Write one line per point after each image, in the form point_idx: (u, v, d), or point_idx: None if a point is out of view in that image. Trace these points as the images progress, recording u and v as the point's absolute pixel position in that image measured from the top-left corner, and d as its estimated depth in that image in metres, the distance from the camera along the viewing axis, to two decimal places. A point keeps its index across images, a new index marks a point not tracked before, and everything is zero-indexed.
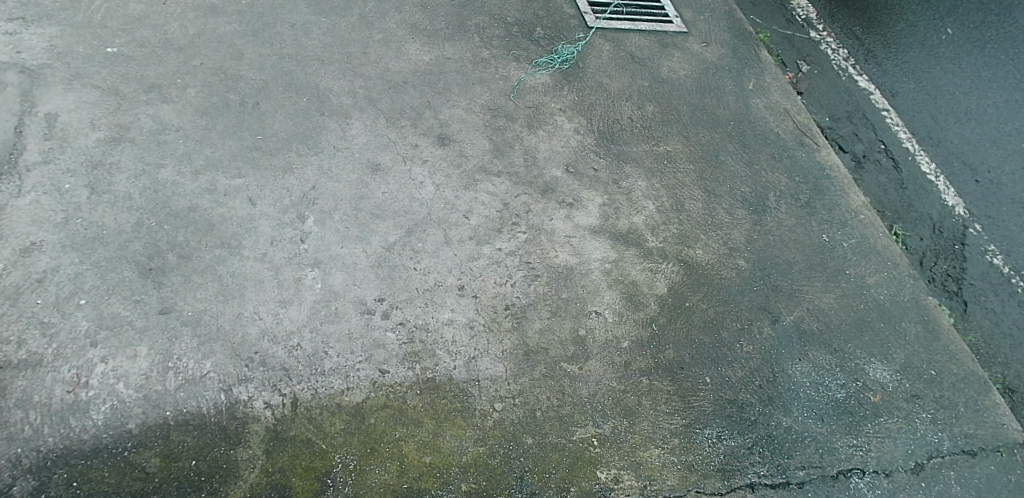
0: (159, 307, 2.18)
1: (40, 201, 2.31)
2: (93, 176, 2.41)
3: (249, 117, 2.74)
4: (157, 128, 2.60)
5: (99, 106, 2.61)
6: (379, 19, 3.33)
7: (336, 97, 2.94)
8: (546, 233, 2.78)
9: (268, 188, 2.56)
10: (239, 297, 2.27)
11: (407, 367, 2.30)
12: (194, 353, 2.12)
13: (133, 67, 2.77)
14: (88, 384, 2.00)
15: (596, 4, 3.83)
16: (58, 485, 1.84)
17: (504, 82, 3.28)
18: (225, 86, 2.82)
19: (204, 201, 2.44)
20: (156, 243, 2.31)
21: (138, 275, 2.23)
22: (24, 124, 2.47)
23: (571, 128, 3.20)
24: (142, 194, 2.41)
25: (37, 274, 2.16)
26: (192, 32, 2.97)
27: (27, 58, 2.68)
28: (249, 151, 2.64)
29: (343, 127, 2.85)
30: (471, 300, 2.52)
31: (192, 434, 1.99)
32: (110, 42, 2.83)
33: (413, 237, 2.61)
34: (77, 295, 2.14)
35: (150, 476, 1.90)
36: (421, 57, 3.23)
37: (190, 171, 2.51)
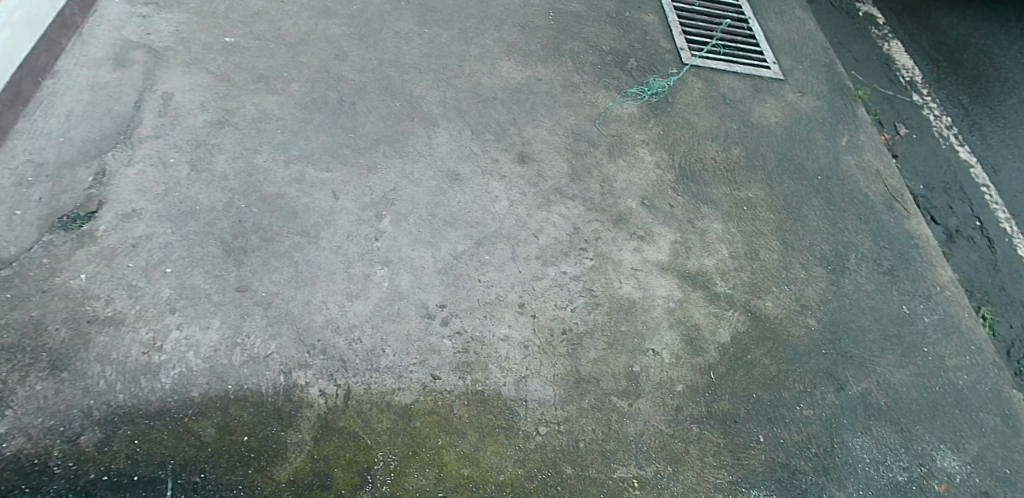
0: (237, 284, 2.27)
1: (146, 172, 2.45)
2: (196, 153, 2.55)
3: (343, 115, 2.85)
4: (259, 117, 2.74)
5: (210, 91, 2.77)
6: (479, 35, 3.40)
7: (427, 105, 3.03)
8: (612, 263, 2.76)
9: (352, 184, 2.65)
10: (310, 285, 2.35)
11: (458, 376, 2.32)
12: (262, 332, 2.20)
13: (246, 57, 2.92)
14: (161, 348, 2.08)
15: (695, 42, 3.79)
16: (121, 440, 1.92)
17: (591, 109, 3.29)
18: (326, 83, 2.94)
19: (292, 190, 2.55)
20: (242, 223, 2.42)
21: (222, 251, 2.33)
22: (143, 101, 2.65)
23: (652, 162, 3.17)
24: (236, 177, 2.53)
25: (132, 239, 2.28)
26: (303, 29, 3.12)
27: (155, 40, 2.87)
28: (339, 147, 2.74)
29: (429, 134, 2.92)
30: (529, 319, 2.52)
31: (249, 411, 2.05)
32: (229, 32, 3.00)
33: (481, 250, 2.65)
34: (164, 263, 2.25)
35: (205, 445, 1.96)
36: (513, 75, 3.29)
37: (283, 159, 2.63)
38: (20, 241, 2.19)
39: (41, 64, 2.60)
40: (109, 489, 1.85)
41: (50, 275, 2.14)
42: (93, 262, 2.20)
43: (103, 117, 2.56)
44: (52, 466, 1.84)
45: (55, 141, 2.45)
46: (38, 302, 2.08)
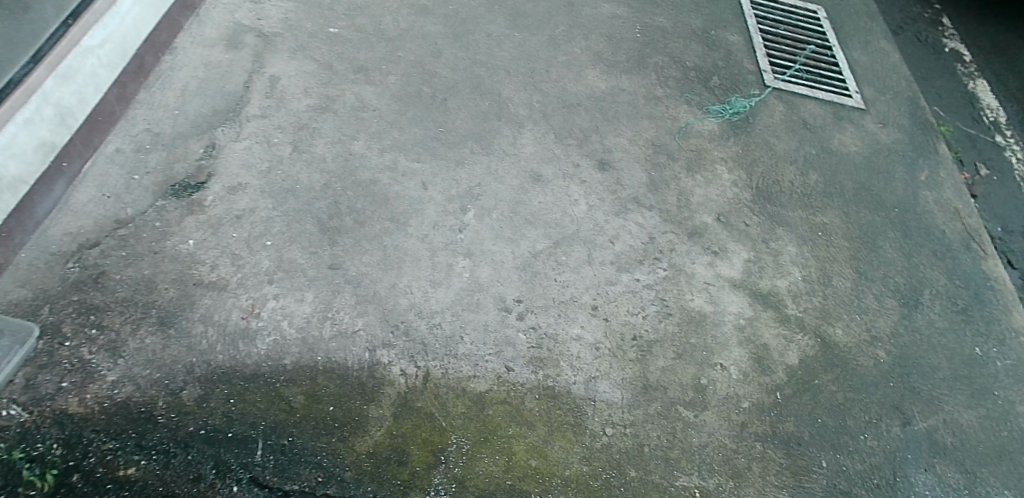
0: (330, 262, 2.38)
1: (252, 148, 2.59)
2: (298, 135, 2.68)
3: (435, 110, 2.96)
4: (357, 105, 2.86)
5: (314, 77, 2.90)
6: (567, 42, 3.48)
7: (514, 106, 3.11)
8: (685, 275, 2.76)
9: (440, 177, 2.74)
10: (397, 269, 2.44)
11: (531, 370, 2.36)
12: (350, 310, 2.30)
13: (349, 48, 3.06)
14: (259, 315, 2.20)
15: (778, 65, 3.79)
16: (218, 398, 2.01)
17: (672, 122, 3.31)
18: (421, 78, 3.06)
19: (384, 178, 2.66)
20: (338, 205, 2.53)
21: (318, 230, 2.45)
22: (253, 82, 2.80)
23: (730, 179, 3.16)
24: (334, 160, 2.65)
25: (237, 211, 2.41)
26: (401, 26, 3.24)
27: (265, 25, 3.02)
28: (429, 141, 2.84)
29: (514, 134, 3.00)
30: (601, 322, 2.55)
31: (335, 382, 2.14)
32: (333, 23, 3.14)
33: (559, 250, 2.69)
34: (265, 237, 2.38)
35: (294, 410, 2.05)
36: (598, 84, 3.34)
37: (377, 147, 2.74)
38: (137, 204, 2.34)
39: (162, 41, 2.77)
40: (205, 442, 1.94)
41: (162, 238, 2.28)
42: (201, 230, 2.33)
43: (215, 95, 2.71)
44: (156, 416, 1.95)
45: (171, 114, 2.60)
46: (151, 262, 2.22)
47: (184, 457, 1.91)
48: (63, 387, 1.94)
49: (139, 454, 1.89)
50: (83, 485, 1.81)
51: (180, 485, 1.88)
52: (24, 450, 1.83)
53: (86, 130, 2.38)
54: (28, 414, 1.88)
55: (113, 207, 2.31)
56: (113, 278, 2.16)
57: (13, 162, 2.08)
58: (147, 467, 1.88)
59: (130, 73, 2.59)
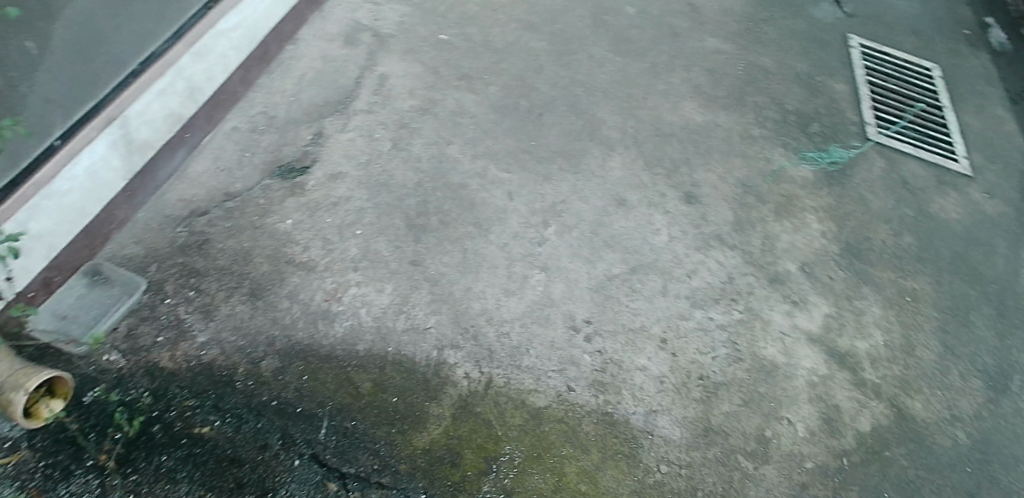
0: (412, 258, 2.44)
1: (356, 140, 2.69)
2: (399, 133, 2.77)
3: (530, 124, 3.00)
4: (457, 111, 2.93)
5: (419, 79, 3.00)
6: (668, 72, 3.46)
7: (607, 129, 3.11)
8: (761, 322, 2.64)
9: (528, 189, 2.77)
10: (474, 273, 2.47)
11: (591, 394, 2.29)
12: (424, 306, 2.33)
13: (456, 55, 3.16)
14: (341, 299, 2.27)
15: (882, 119, 3.58)
16: (293, 373, 2.07)
17: (765, 164, 3.20)
18: (521, 92, 3.11)
19: (473, 183, 2.71)
20: (426, 204, 2.60)
21: (405, 225, 2.51)
22: (364, 77, 2.92)
23: (819, 229, 3.00)
24: (428, 160, 2.72)
25: (334, 198, 2.51)
26: (508, 40, 3.33)
27: (381, 26, 3.15)
28: (520, 153, 2.88)
29: (604, 156, 2.99)
30: (668, 356, 2.46)
31: (401, 374, 2.16)
32: (443, 30, 3.25)
33: (634, 277, 2.63)
34: (356, 226, 2.46)
35: (360, 396, 2.08)
36: (694, 116, 3.29)
37: (471, 153, 2.80)
38: (246, 180, 2.46)
39: (287, 31, 2.94)
40: (275, 414, 1.99)
41: (263, 214, 2.39)
42: (299, 212, 2.43)
43: (328, 87, 2.84)
44: (235, 381, 2.02)
45: (287, 99, 2.74)
46: (250, 235, 2.33)
47: (254, 424, 1.96)
48: (159, 342, 2.03)
49: (216, 415, 1.95)
50: (162, 436, 1.88)
51: (247, 451, 1.92)
52: (118, 395, 1.92)
53: (210, 106, 2.55)
54: (125, 362, 1.98)
55: (225, 180, 2.44)
56: (216, 246, 2.27)
57: (145, 127, 2.24)
58: (220, 428, 1.93)
59: (256, 58, 2.77)
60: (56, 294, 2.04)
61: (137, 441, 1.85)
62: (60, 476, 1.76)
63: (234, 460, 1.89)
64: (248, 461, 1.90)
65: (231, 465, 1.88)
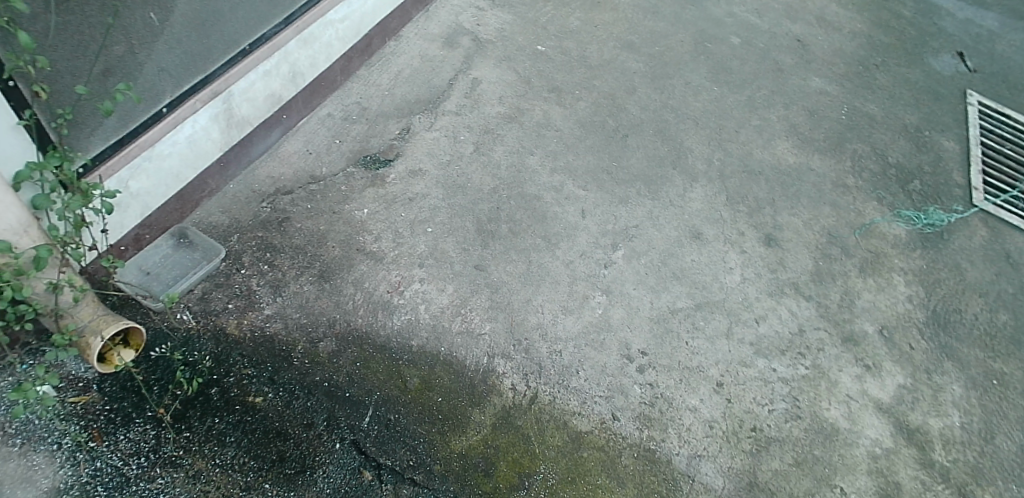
0: (477, 263, 2.46)
1: (440, 140, 2.76)
2: (483, 138, 2.82)
3: (614, 144, 2.97)
4: (542, 123, 2.96)
5: (510, 88, 3.04)
6: (765, 108, 3.35)
7: (693, 158, 3.03)
8: (828, 381, 2.47)
9: (601, 209, 2.74)
10: (536, 286, 2.46)
11: (635, 427, 2.20)
12: (482, 312, 2.34)
13: (550, 68, 3.19)
14: (402, 293, 2.31)
15: (992, 185, 3.28)
16: (347, 358, 2.12)
17: (855, 216, 3.02)
18: (609, 110, 3.10)
19: (548, 196, 2.71)
20: (499, 211, 2.62)
21: (475, 229, 2.55)
22: (457, 80, 2.99)
23: (905, 293, 2.78)
24: (507, 168, 2.75)
25: (411, 193, 2.57)
26: (605, 58, 3.33)
27: (482, 31, 3.24)
28: (600, 173, 2.86)
29: (685, 186, 2.91)
30: (722, 401, 2.33)
31: (449, 375, 2.17)
32: (542, 42, 3.30)
33: (699, 314, 2.53)
34: (427, 223, 2.51)
35: (406, 390, 2.10)
36: (786, 157, 3.17)
37: (550, 166, 2.81)
38: (332, 165, 2.57)
39: (393, 27, 3.06)
40: (324, 395, 2.03)
41: (343, 200, 2.48)
42: (377, 202, 2.51)
43: (422, 85, 2.93)
44: (292, 357, 2.07)
45: (382, 93, 2.85)
46: (328, 219, 2.41)
47: (303, 402, 2.00)
48: (228, 308, 2.12)
49: (269, 387, 2.00)
50: (217, 399, 1.93)
51: (293, 427, 1.94)
52: (183, 354, 1.99)
53: (310, 92, 2.67)
54: (195, 323, 2.06)
55: (313, 163, 2.56)
56: (294, 226, 2.37)
57: (246, 105, 2.36)
58: (272, 400, 1.97)
59: (359, 50, 2.88)
60: (145, 250, 2.17)
61: (195, 400, 1.91)
62: (121, 421, 1.83)
63: (279, 433, 1.92)
64: (292, 436, 1.92)
65: (276, 438, 1.91)
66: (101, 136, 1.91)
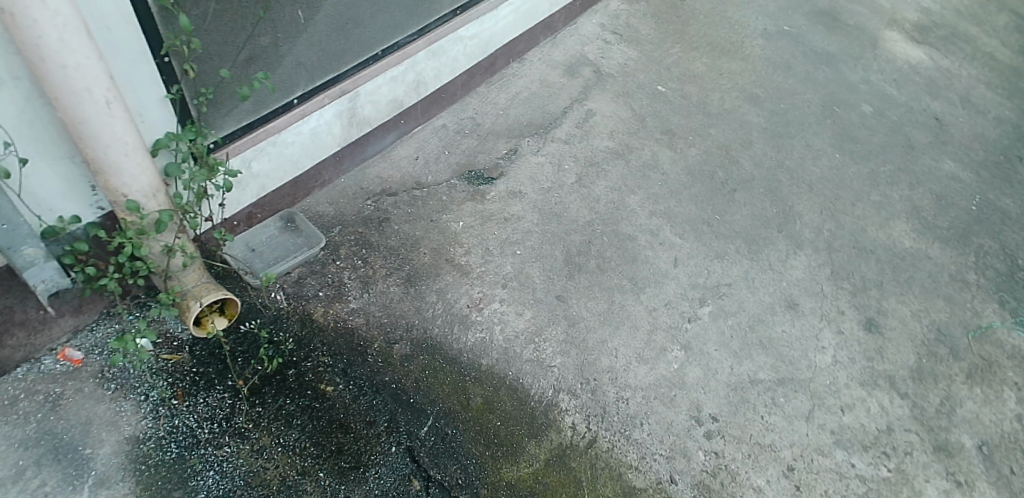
0: (559, 293, 2.45)
1: (544, 166, 2.78)
2: (586, 170, 2.82)
3: (720, 197, 2.89)
4: (649, 163, 2.91)
5: (623, 124, 3.02)
6: (888, 183, 3.15)
7: (802, 224, 2.89)
8: (910, 489, 2.23)
9: (695, 260, 2.66)
10: (614, 327, 2.41)
11: (693, 495, 2.10)
12: (555, 344, 2.32)
13: (667, 110, 3.15)
14: (481, 310, 2.33)
15: None
16: (418, 364, 2.15)
17: (970, 316, 2.74)
18: (721, 162, 3.01)
19: (641, 238, 2.66)
20: (590, 245, 2.60)
21: (562, 259, 2.53)
22: (571, 109, 3.01)
23: (1015, 411, 2.49)
24: (605, 203, 2.73)
25: (507, 214, 2.61)
26: (726, 107, 3.25)
27: (604, 64, 3.25)
28: (700, 223, 2.78)
29: (788, 252, 2.78)
30: (790, 486, 2.17)
31: (512, 400, 2.16)
32: (663, 82, 3.26)
33: (781, 390, 2.39)
34: (517, 245, 2.53)
35: (468, 407, 2.11)
36: (903, 239, 2.95)
37: (650, 209, 2.76)
38: (437, 174, 2.65)
39: (518, 49, 3.14)
40: (390, 396, 2.06)
41: (441, 210, 2.55)
42: (473, 217, 2.56)
43: (536, 110, 2.97)
44: (367, 354, 2.13)
45: (497, 112, 2.92)
46: (424, 226, 2.49)
47: (369, 400, 2.04)
48: (318, 295, 2.21)
49: (341, 379, 2.06)
50: (292, 381, 2.01)
51: (355, 422, 1.99)
52: (269, 331, 2.09)
53: (429, 101, 2.77)
54: (286, 304, 2.16)
55: (420, 170, 2.65)
56: (392, 227, 2.45)
57: (369, 106, 2.47)
58: (341, 391, 2.03)
59: (483, 68, 2.97)
60: (253, 228, 2.29)
61: (272, 378, 1.99)
62: (203, 385, 1.93)
63: (341, 426, 1.97)
64: (353, 431, 1.97)
65: (338, 429, 1.96)
66: (234, 118, 2.04)
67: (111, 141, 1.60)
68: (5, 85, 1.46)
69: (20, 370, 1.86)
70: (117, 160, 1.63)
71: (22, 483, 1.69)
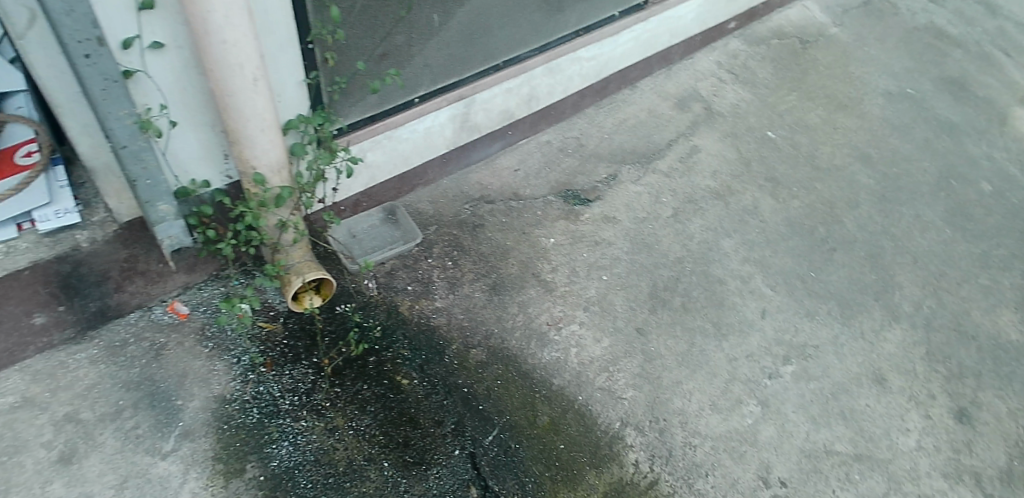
0: (639, 326, 2.41)
1: (642, 195, 2.76)
2: (684, 205, 2.78)
3: (818, 254, 2.78)
4: (748, 209, 2.84)
5: (727, 165, 2.97)
6: (999, 268, 2.91)
7: (901, 296, 2.73)
8: None
9: (785, 315, 2.57)
10: (692, 370, 2.35)
11: None
12: (628, 376, 2.28)
13: (774, 157, 3.07)
14: (560, 330, 2.32)
15: None
16: (491, 372, 2.16)
17: None
18: (823, 218, 2.91)
19: (731, 284, 2.60)
20: (677, 282, 2.55)
21: (647, 292, 2.50)
22: (676, 143, 2.98)
23: None
24: (699, 243, 2.68)
25: (599, 237, 2.60)
26: (836, 163, 3.14)
27: (716, 102, 3.21)
28: (794, 278, 2.69)
29: (883, 322, 2.64)
30: None
31: (579, 425, 2.13)
32: (775, 128, 3.19)
33: (857, 466, 2.24)
34: (604, 271, 2.51)
35: (534, 425, 2.09)
36: (1006, 333, 2.70)
37: (743, 255, 2.69)
38: (536, 188, 2.68)
39: (631, 76, 3.14)
40: (461, 399, 2.07)
41: (535, 224, 2.57)
42: (564, 235, 2.57)
43: (641, 138, 2.96)
44: (445, 354, 2.15)
45: (602, 135, 2.93)
46: (516, 237, 2.51)
47: (441, 399, 2.06)
48: (407, 289, 2.26)
49: (417, 374, 2.09)
50: (372, 368, 2.06)
51: (425, 419, 2.01)
52: (358, 316, 2.15)
53: (538, 116, 2.82)
54: (376, 293, 2.23)
55: (519, 182, 2.68)
56: (485, 234, 2.49)
57: (482, 113, 2.53)
58: (416, 386, 2.06)
59: (594, 90, 2.99)
60: (357, 216, 2.40)
61: (353, 362, 2.05)
62: (290, 358, 2.01)
63: (411, 420, 1.99)
64: (421, 427, 1.99)
65: (407, 423, 1.98)
66: (359, 109, 2.12)
67: (251, 116, 1.68)
68: (168, 52, 1.57)
69: (134, 315, 1.99)
70: (254, 134, 1.72)
71: (118, 422, 1.80)
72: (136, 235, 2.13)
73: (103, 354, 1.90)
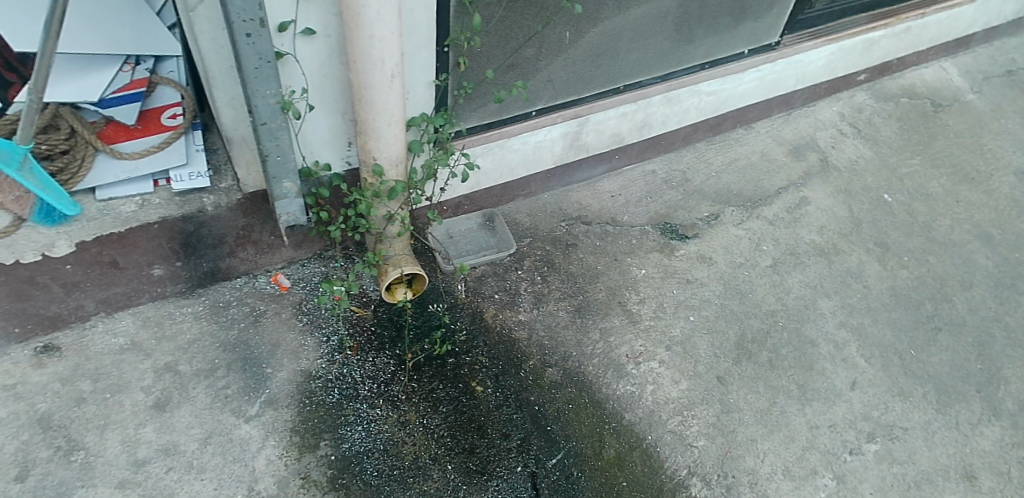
0: (721, 374, 2.32)
1: (741, 241, 2.68)
2: (784, 256, 2.68)
3: (921, 332, 2.60)
4: (852, 271, 2.71)
5: (836, 223, 2.85)
6: None
7: (1009, 391, 2.49)
8: None
9: (877, 390, 2.41)
10: (769, 429, 2.24)
11: None
12: (702, 425, 2.19)
13: (887, 221, 2.92)
14: (638, 364, 2.27)
15: None
16: (563, 394, 2.13)
17: None
18: (932, 295, 2.72)
19: (823, 347, 2.48)
20: (766, 335, 2.46)
21: (733, 341, 2.41)
22: (784, 193, 2.89)
23: None
24: (795, 300, 2.57)
25: (690, 276, 2.54)
26: (953, 237, 2.94)
27: (833, 155, 3.11)
28: (891, 353, 2.52)
29: (981, 417, 2.41)
30: None
31: (644, 465, 2.06)
32: (892, 191, 3.04)
33: None
34: (691, 311, 2.45)
35: (599, 456, 2.04)
36: None
37: (841, 319, 2.57)
38: (635, 216, 2.66)
39: (749, 116, 3.08)
40: (530, 415, 2.05)
41: (628, 252, 2.54)
42: (656, 269, 2.52)
43: (749, 181, 2.90)
44: (522, 368, 2.15)
45: (709, 173, 2.89)
46: (607, 263, 2.49)
47: (511, 413, 2.05)
48: (494, 297, 2.28)
49: (492, 382, 2.09)
50: (450, 368, 2.08)
51: (493, 429, 2.00)
52: (445, 316, 2.19)
53: (648, 144, 2.79)
54: (465, 297, 2.26)
55: (619, 208, 2.67)
56: (577, 254, 2.48)
57: (594, 133, 2.52)
58: (489, 395, 2.06)
59: (708, 125, 2.94)
60: (458, 217, 2.45)
61: (434, 360, 2.08)
62: (375, 346, 2.06)
63: (479, 428, 1.99)
64: (488, 437, 1.98)
65: (475, 430, 1.98)
66: (479, 115, 2.15)
67: (379, 111, 1.73)
68: (318, 39, 1.66)
69: (239, 281, 2.12)
70: (379, 129, 1.77)
71: (211, 380, 1.90)
72: (256, 207, 2.16)
73: (207, 312, 2.03)
